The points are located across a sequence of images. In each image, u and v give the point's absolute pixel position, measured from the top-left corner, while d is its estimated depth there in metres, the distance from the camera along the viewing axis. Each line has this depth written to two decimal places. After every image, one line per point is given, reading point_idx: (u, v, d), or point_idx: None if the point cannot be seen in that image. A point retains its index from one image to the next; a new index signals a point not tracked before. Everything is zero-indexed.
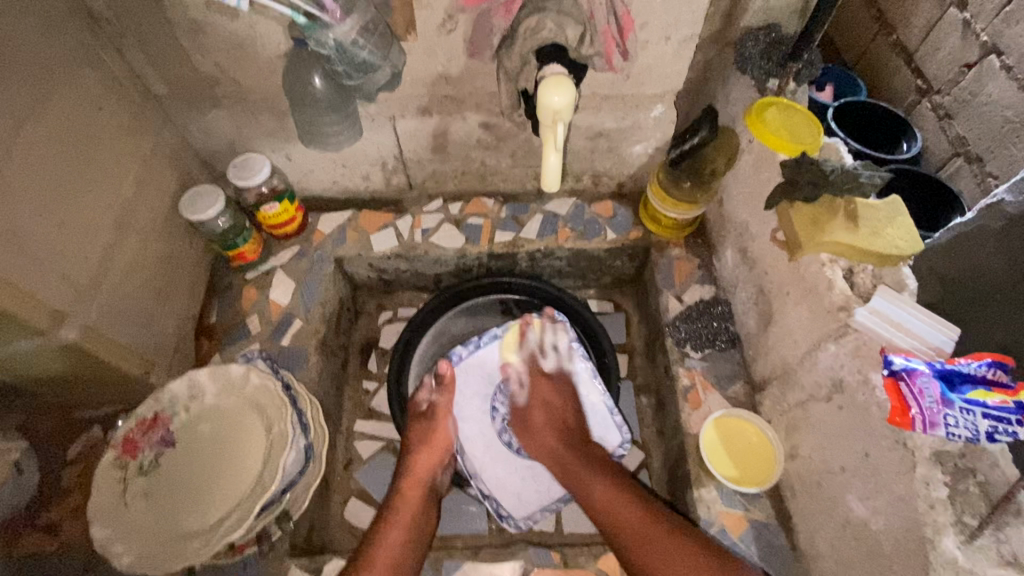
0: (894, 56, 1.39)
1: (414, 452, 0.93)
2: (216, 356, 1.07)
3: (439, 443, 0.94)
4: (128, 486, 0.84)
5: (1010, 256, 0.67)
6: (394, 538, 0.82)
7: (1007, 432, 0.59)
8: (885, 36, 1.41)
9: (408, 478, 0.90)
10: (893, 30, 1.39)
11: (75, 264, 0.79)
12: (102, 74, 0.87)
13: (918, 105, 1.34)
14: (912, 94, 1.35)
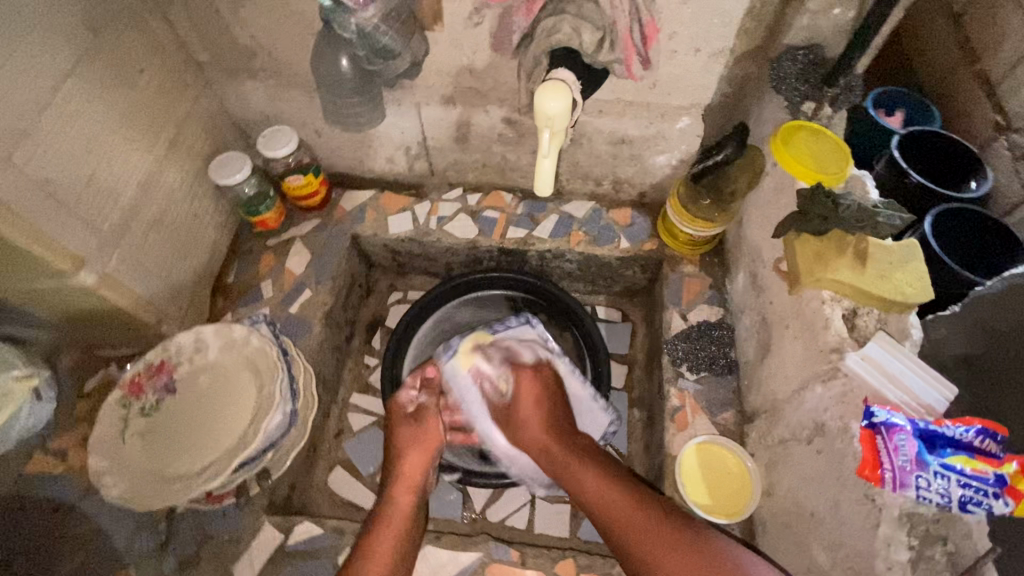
0: (973, 87, 1.22)
1: (405, 452, 0.89)
2: (228, 313, 1.13)
3: (429, 440, 0.90)
4: (128, 424, 0.90)
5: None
6: (389, 538, 0.78)
7: (981, 504, 0.55)
8: (967, 65, 1.24)
9: (401, 482, 0.85)
10: (977, 58, 1.21)
11: (99, 213, 0.85)
12: (146, 36, 0.92)
13: (993, 143, 1.15)
14: (988, 130, 1.17)
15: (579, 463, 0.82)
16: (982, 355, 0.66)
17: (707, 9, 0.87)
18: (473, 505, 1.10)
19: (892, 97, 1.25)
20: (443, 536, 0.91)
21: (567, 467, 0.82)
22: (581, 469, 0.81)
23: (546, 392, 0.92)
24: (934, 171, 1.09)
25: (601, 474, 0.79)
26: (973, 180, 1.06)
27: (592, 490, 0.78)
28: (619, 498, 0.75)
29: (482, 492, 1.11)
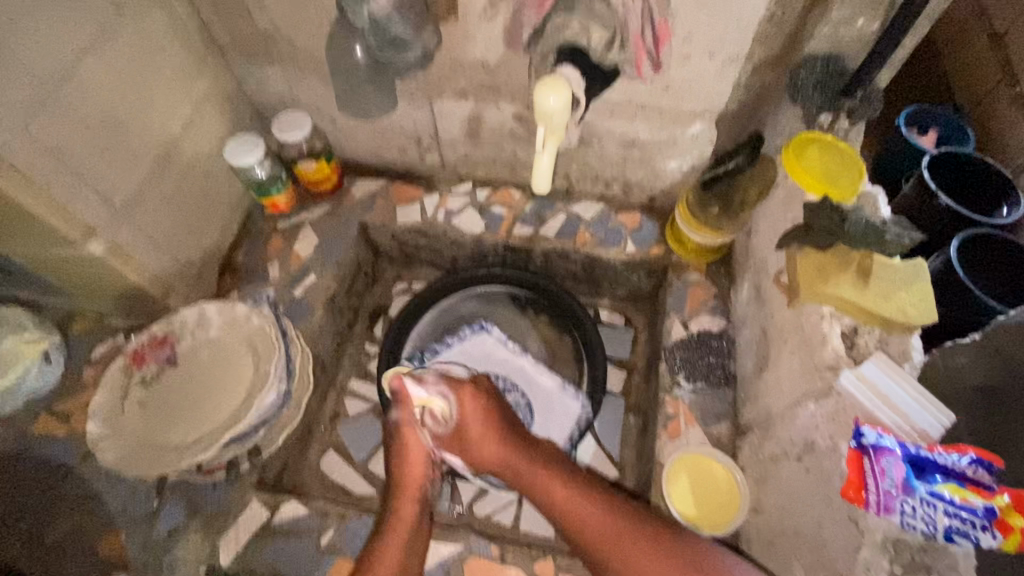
0: (1011, 110, 1.19)
1: (398, 468, 0.86)
2: (234, 292, 1.15)
3: (417, 450, 0.86)
4: (128, 393, 0.93)
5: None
6: (391, 557, 0.76)
7: (969, 536, 0.53)
8: (1007, 87, 1.21)
9: (403, 494, 0.84)
10: (1018, 81, 1.19)
11: (113, 186, 0.87)
12: (168, 16, 0.94)
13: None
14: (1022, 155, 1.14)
15: (546, 480, 0.79)
16: (1002, 388, 0.61)
17: (724, 14, 0.86)
18: (461, 498, 1.09)
19: (925, 114, 1.22)
20: None
21: (533, 484, 0.80)
22: (548, 487, 0.79)
23: (489, 409, 0.86)
24: (965, 195, 1.06)
25: (571, 494, 0.76)
26: (1005, 206, 1.02)
27: (588, 521, 0.73)
28: (613, 524, 0.72)
29: (470, 486, 1.10)
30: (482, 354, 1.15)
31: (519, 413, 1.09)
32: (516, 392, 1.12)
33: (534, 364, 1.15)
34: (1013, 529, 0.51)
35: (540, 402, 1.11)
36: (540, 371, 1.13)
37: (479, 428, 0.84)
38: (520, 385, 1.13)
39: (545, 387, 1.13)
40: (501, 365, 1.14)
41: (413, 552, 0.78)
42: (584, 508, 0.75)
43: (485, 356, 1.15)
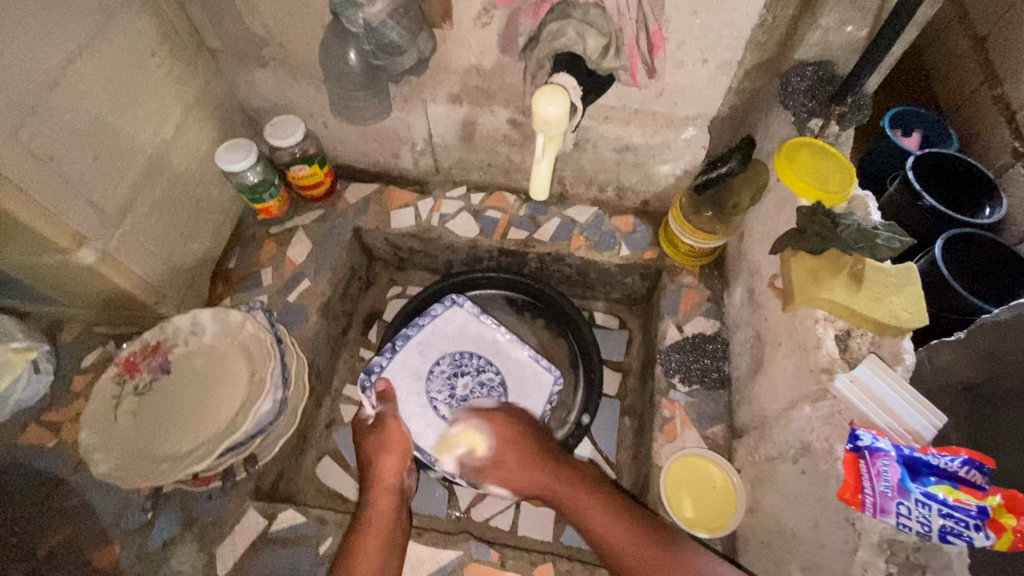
0: (993, 110, 1.21)
1: (376, 458, 0.87)
2: (227, 298, 1.14)
3: (400, 442, 0.89)
4: (120, 402, 0.92)
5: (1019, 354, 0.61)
6: (371, 551, 0.76)
7: (963, 536, 0.54)
8: (988, 89, 1.23)
9: (376, 487, 0.84)
10: (999, 82, 1.21)
11: (104, 193, 0.86)
12: (158, 20, 0.93)
13: (1011, 169, 1.13)
14: (1006, 156, 1.14)
15: (583, 501, 0.80)
16: (986, 383, 0.64)
17: (718, 20, 0.86)
18: (459, 503, 1.10)
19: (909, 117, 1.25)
20: (425, 533, 0.92)
21: (569, 507, 0.81)
22: (585, 510, 0.79)
23: (521, 433, 0.89)
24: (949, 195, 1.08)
25: (603, 515, 0.77)
26: (988, 206, 1.04)
27: (595, 520, 0.77)
28: (612, 518, 0.77)
29: (467, 491, 1.10)
30: (456, 332, 1.10)
31: (492, 392, 1.06)
32: (489, 370, 1.08)
33: (507, 338, 1.10)
34: (1006, 529, 0.52)
35: (513, 377, 1.08)
36: (514, 344, 1.09)
37: (511, 447, 0.88)
38: (494, 363, 1.09)
39: (517, 360, 1.09)
40: (475, 341, 1.10)
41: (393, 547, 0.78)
42: (591, 507, 0.79)
43: (460, 334, 1.11)
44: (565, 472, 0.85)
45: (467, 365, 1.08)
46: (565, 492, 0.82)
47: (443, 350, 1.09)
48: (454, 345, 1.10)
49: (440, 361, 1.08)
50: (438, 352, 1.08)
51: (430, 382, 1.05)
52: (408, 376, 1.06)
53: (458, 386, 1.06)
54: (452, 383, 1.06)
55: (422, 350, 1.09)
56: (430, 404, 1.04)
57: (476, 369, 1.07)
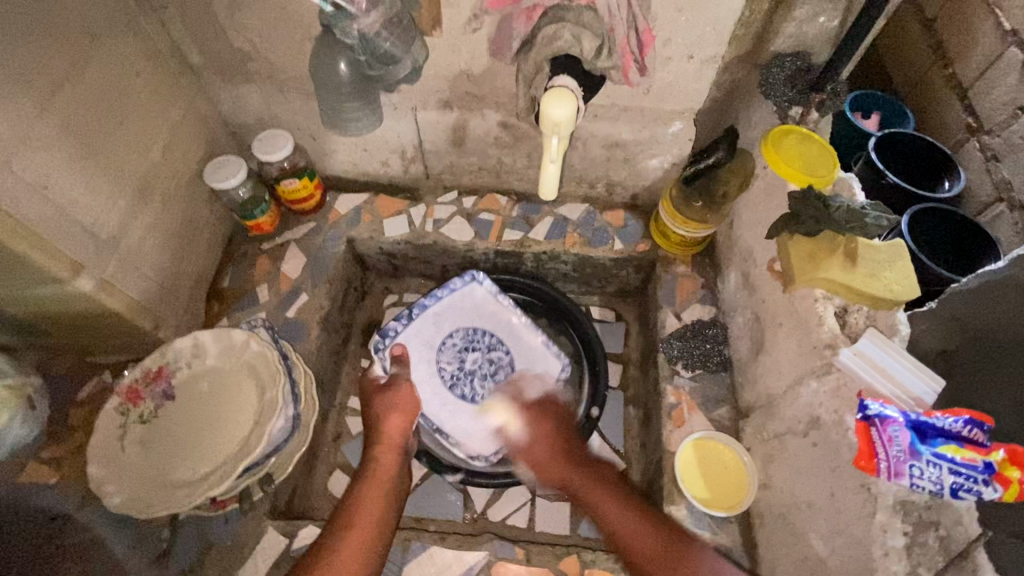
0: (946, 88, 1.39)
1: (384, 417, 0.90)
2: (224, 318, 1.12)
3: (409, 404, 0.92)
4: (127, 431, 0.89)
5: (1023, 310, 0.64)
6: (372, 503, 0.80)
7: (972, 491, 0.58)
8: (940, 68, 1.41)
9: (383, 443, 0.87)
10: (949, 62, 1.39)
11: (98, 219, 0.84)
12: (141, 39, 0.92)
13: (965, 144, 1.32)
14: (961, 132, 1.33)
15: (603, 496, 0.77)
16: (958, 351, 0.69)
17: (701, 17, 0.90)
18: (474, 506, 1.10)
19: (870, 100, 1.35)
20: (447, 537, 0.92)
21: (590, 499, 0.78)
22: (606, 501, 0.77)
23: (554, 426, 0.89)
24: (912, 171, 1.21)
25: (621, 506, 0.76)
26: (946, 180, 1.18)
27: (611, 519, 0.75)
28: (625, 512, 0.75)
29: (482, 493, 1.11)
30: (472, 308, 1.13)
31: (501, 373, 1.09)
32: (501, 350, 1.11)
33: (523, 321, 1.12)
34: (1011, 481, 0.56)
35: (523, 359, 1.11)
36: (529, 329, 1.11)
37: (541, 444, 0.87)
38: (506, 343, 1.12)
39: (530, 345, 1.11)
40: (489, 320, 1.13)
41: (391, 507, 0.81)
42: (605, 499, 0.77)
43: (475, 310, 1.13)
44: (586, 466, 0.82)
45: (479, 342, 1.12)
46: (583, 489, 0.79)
47: (458, 323, 1.12)
48: (470, 319, 1.12)
49: (453, 334, 1.12)
50: (452, 325, 1.12)
51: (440, 353, 1.10)
52: (420, 344, 1.10)
53: (467, 361, 1.10)
54: (462, 357, 1.11)
55: (437, 320, 1.12)
56: (437, 372, 1.09)
57: (487, 348, 1.11)
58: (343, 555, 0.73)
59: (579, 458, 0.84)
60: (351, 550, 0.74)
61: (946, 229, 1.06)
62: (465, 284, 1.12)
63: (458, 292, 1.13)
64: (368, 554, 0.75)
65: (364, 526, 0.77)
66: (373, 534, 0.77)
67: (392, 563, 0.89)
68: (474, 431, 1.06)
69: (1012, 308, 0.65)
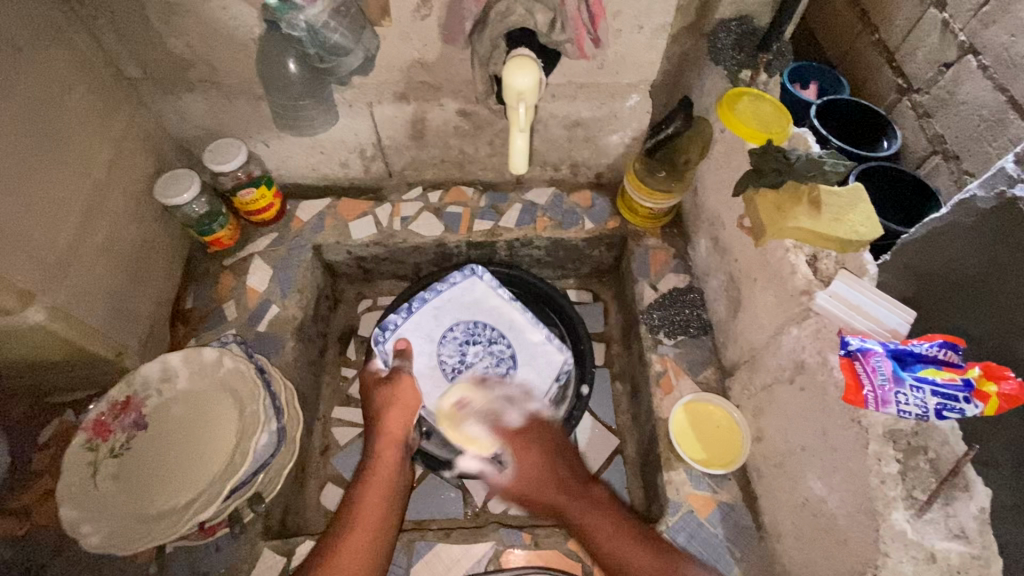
0: (875, 54, 1.46)
1: (383, 411, 0.89)
2: (192, 340, 1.07)
3: (409, 398, 0.90)
4: (98, 468, 0.84)
5: (984, 253, 0.67)
6: (374, 499, 0.78)
7: (955, 409, 0.61)
8: (868, 35, 1.48)
9: (383, 438, 0.86)
10: (875, 29, 1.46)
11: (44, 244, 0.79)
12: (70, 51, 0.87)
13: (899, 104, 1.39)
14: (893, 92, 1.41)
15: (596, 521, 0.78)
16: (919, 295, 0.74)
17: None
18: (474, 500, 1.08)
19: (806, 72, 1.41)
20: (453, 533, 0.90)
21: (582, 529, 0.78)
22: (598, 526, 0.77)
23: (543, 458, 0.88)
24: (853, 134, 1.28)
25: (613, 528, 0.76)
26: (885, 140, 1.25)
27: (603, 538, 0.76)
28: (617, 534, 0.75)
29: (480, 487, 1.09)
30: (472, 302, 1.11)
31: (501, 366, 1.08)
32: (502, 344, 1.10)
33: (524, 316, 1.11)
34: (990, 395, 0.59)
35: (524, 354, 1.09)
36: (531, 325, 1.09)
37: (530, 481, 0.86)
38: (507, 337, 1.11)
39: (530, 340, 1.10)
40: (489, 314, 1.11)
41: (394, 505, 0.80)
42: (590, 515, 0.79)
43: (475, 304, 1.11)
44: (578, 487, 0.83)
45: (480, 335, 1.10)
46: (576, 518, 0.79)
47: (458, 316, 1.11)
48: (471, 313, 1.11)
49: (454, 327, 1.10)
50: (453, 319, 1.10)
51: (442, 347, 1.09)
52: (421, 336, 1.08)
53: (468, 355, 1.09)
54: (464, 351, 1.09)
55: (438, 314, 1.10)
56: (438, 366, 1.08)
57: (488, 342, 1.10)
58: (344, 556, 0.71)
59: (572, 483, 0.84)
60: (354, 547, 0.72)
61: (891, 184, 1.12)
62: (468, 277, 1.10)
63: (457, 286, 1.11)
64: (375, 548, 0.74)
65: (368, 523, 0.75)
66: (377, 531, 0.75)
67: (399, 566, 0.88)
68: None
69: (958, 252, 0.69)
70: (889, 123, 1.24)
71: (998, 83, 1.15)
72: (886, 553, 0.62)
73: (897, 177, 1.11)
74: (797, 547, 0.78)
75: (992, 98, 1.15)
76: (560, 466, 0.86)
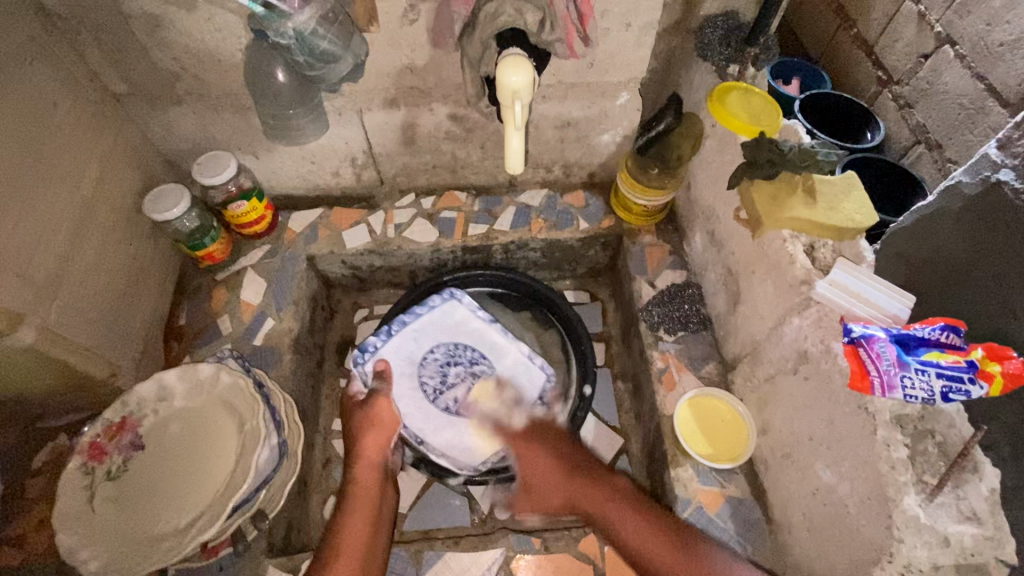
0: (854, 47, 1.48)
1: (360, 434, 0.86)
2: (186, 357, 1.05)
3: (387, 421, 0.88)
4: (95, 491, 0.81)
5: (971, 239, 0.67)
6: (358, 526, 0.77)
7: (961, 391, 0.61)
8: (846, 30, 1.49)
9: (360, 462, 0.84)
10: (853, 23, 1.47)
11: (33, 263, 0.77)
12: (55, 68, 0.86)
13: (880, 96, 1.41)
14: (873, 85, 1.42)
15: (618, 514, 0.76)
16: (913, 281, 0.75)
17: None
18: (480, 506, 1.07)
19: (788, 67, 1.43)
20: (461, 540, 0.89)
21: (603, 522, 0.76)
22: (620, 519, 0.75)
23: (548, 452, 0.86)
24: (839, 126, 1.29)
25: (637, 519, 0.75)
26: (869, 131, 1.26)
27: (626, 531, 0.74)
28: (640, 526, 0.74)
29: (486, 493, 1.08)
30: (453, 324, 1.07)
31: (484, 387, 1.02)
32: (484, 364, 1.04)
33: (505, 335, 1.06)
34: (994, 375, 0.59)
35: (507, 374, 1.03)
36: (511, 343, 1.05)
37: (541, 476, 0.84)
38: (489, 358, 1.05)
39: (513, 359, 1.04)
40: (470, 335, 1.07)
41: (378, 531, 0.78)
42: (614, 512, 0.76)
43: (457, 325, 1.07)
44: (595, 481, 0.80)
45: (462, 356, 1.05)
46: (601, 512, 0.77)
47: (439, 338, 1.06)
48: (451, 334, 1.06)
49: (434, 350, 1.05)
50: (433, 341, 1.05)
51: (423, 368, 1.03)
52: (400, 361, 1.03)
53: (450, 375, 1.03)
54: (445, 372, 1.03)
55: (417, 337, 1.06)
56: (419, 388, 1.01)
57: (470, 362, 1.04)
58: None
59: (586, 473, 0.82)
60: None
61: (878, 175, 1.14)
62: (446, 300, 1.08)
63: (436, 310, 1.08)
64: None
65: (351, 554, 0.74)
66: (362, 561, 0.74)
67: None
68: (458, 446, 0.98)
69: (945, 238, 0.70)
70: (871, 114, 1.27)
71: (976, 71, 1.16)
72: (900, 540, 0.62)
73: (886, 167, 1.13)
74: (808, 538, 0.78)
75: (971, 86, 1.17)
76: (570, 459, 0.84)
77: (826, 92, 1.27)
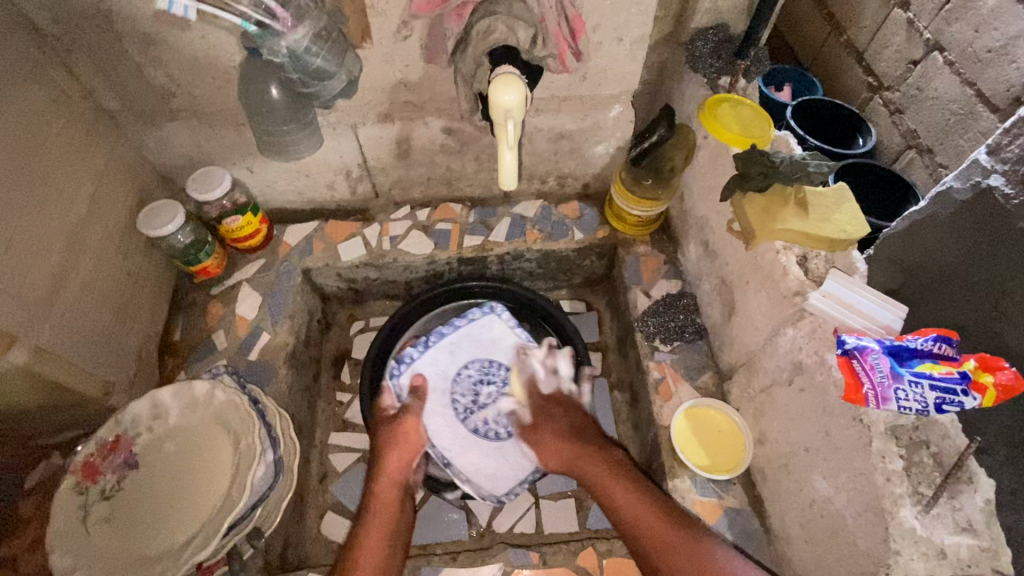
0: (845, 54, 1.49)
1: (383, 452, 0.86)
2: (182, 373, 1.04)
3: (411, 439, 0.87)
4: (89, 512, 0.81)
5: (961, 244, 0.68)
6: (375, 544, 0.75)
7: (954, 403, 0.61)
8: (836, 37, 1.51)
9: (382, 477, 0.83)
10: (843, 31, 1.49)
11: (26, 282, 0.77)
12: (48, 88, 0.86)
13: (871, 101, 1.42)
14: (865, 91, 1.44)
15: (619, 487, 0.78)
16: (905, 289, 0.75)
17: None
18: (479, 520, 1.07)
19: (779, 74, 1.44)
20: (459, 556, 0.89)
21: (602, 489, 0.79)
22: (617, 491, 0.78)
23: (562, 425, 0.87)
24: (830, 133, 1.30)
25: (630, 492, 0.77)
26: (860, 137, 1.28)
27: (620, 500, 0.77)
28: (637, 498, 0.76)
29: (484, 506, 1.08)
30: (489, 340, 1.07)
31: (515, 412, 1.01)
32: None
33: None
34: (986, 386, 0.60)
35: None
36: None
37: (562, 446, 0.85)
38: None
39: None
40: (504, 352, 1.06)
41: (396, 546, 0.76)
42: (614, 482, 0.79)
43: (494, 342, 1.07)
44: (597, 449, 0.83)
45: (495, 376, 1.04)
46: (602, 478, 0.80)
47: (474, 353, 1.05)
48: (485, 350, 1.06)
49: (469, 366, 1.04)
50: (468, 357, 1.05)
51: (456, 385, 1.03)
52: (435, 375, 1.03)
53: (481, 396, 1.02)
54: (477, 391, 1.03)
55: (453, 350, 1.06)
56: (450, 406, 1.01)
57: (502, 383, 1.03)
58: None
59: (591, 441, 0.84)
60: None
61: (870, 182, 1.15)
62: (487, 314, 1.08)
63: (475, 322, 1.08)
64: None
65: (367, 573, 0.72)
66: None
67: None
68: (485, 471, 0.98)
69: (936, 244, 0.71)
70: (862, 119, 1.28)
71: (965, 78, 1.18)
72: (896, 552, 0.62)
73: (878, 175, 1.14)
74: (806, 550, 0.78)
75: (960, 92, 1.18)
76: (582, 428, 0.86)
77: (817, 100, 1.28)
